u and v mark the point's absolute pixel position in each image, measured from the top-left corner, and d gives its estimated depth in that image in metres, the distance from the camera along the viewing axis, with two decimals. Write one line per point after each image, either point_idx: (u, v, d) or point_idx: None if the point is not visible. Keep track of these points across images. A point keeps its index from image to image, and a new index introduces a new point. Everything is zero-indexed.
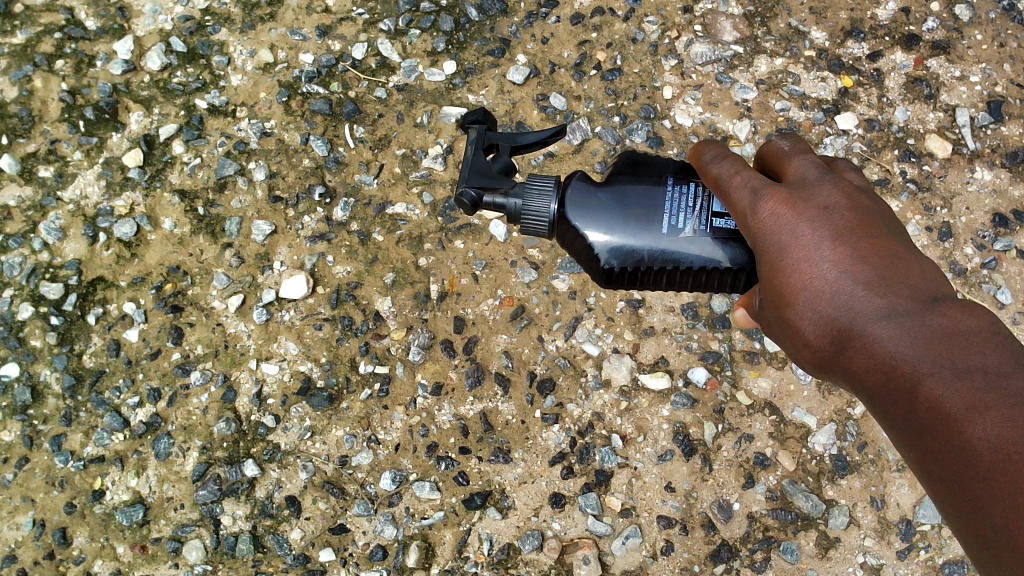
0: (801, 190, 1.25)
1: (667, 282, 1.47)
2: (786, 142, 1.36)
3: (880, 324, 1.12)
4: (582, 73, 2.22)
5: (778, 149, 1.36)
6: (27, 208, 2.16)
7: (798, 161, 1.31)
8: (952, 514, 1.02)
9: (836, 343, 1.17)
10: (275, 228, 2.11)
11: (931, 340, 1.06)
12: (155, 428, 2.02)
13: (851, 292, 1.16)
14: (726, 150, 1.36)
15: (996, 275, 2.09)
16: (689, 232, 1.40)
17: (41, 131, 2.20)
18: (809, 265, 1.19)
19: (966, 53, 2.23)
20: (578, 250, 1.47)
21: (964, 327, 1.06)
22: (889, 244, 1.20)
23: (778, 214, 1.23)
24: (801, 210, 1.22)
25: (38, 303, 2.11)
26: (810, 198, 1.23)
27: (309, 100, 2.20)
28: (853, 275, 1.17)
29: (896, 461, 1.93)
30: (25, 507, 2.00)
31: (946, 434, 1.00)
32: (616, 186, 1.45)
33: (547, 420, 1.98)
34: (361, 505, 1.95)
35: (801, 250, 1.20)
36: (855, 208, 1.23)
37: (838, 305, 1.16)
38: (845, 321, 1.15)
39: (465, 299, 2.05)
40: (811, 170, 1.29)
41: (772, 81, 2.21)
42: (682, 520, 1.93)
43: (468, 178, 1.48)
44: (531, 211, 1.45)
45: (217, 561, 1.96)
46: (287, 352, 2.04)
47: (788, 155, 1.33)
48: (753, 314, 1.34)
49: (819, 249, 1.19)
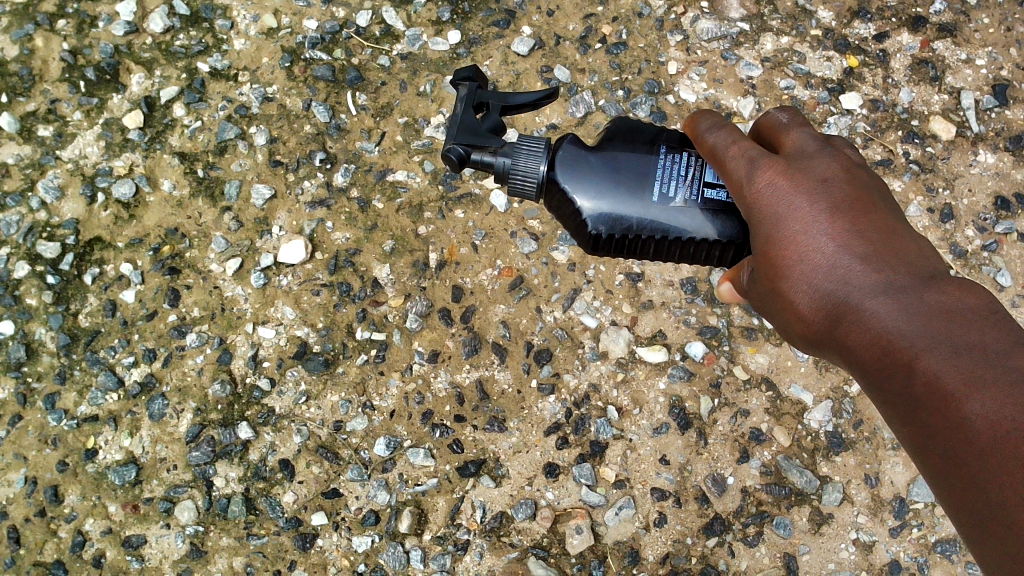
0: (799, 162, 1.24)
1: (654, 252, 1.46)
2: (784, 114, 1.34)
3: (876, 299, 1.11)
4: (587, 46, 2.20)
5: (775, 122, 1.34)
6: (26, 166, 2.15)
7: (797, 134, 1.30)
8: (944, 490, 1.01)
9: (831, 317, 1.16)
10: (275, 193, 2.10)
11: (928, 316, 1.06)
12: (149, 389, 2.01)
13: (848, 267, 1.15)
14: (722, 120, 1.33)
15: (996, 258, 2.08)
16: (679, 202, 1.39)
17: (42, 90, 2.18)
18: (806, 237, 1.18)
19: (972, 36, 2.22)
20: (567, 215, 1.46)
21: (961, 305, 1.06)
22: (887, 222, 1.20)
23: (776, 184, 1.22)
24: (798, 181, 1.21)
25: (35, 262, 2.09)
26: (808, 171, 1.23)
27: (312, 66, 2.19)
28: (851, 250, 1.16)
29: (891, 440, 1.94)
30: (18, 464, 2.00)
31: (942, 409, 0.99)
32: (608, 151, 1.43)
33: (543, 391, 1.98)
34: (354, 470, 1.95)
35: (799, 222, 1.19)
36: (854, 184, 1.22)
37: (835, 279, 1.15)
38: (840, 295, 1.14)
39: (464, 269, 2.04)
40: (809, 143, 1.28)
41: (777, 60, 2.20)
42: (676, 493, 1.92)
43: (456, 135, 1.41)
44: (520, 172, 1.41)
45: (209, 523, 1.95)
46: (284, 317, 2.03)
47: (785, 128, 1.32)
48: (741, 290, 1.33)
49: (816, 222, 1.18)
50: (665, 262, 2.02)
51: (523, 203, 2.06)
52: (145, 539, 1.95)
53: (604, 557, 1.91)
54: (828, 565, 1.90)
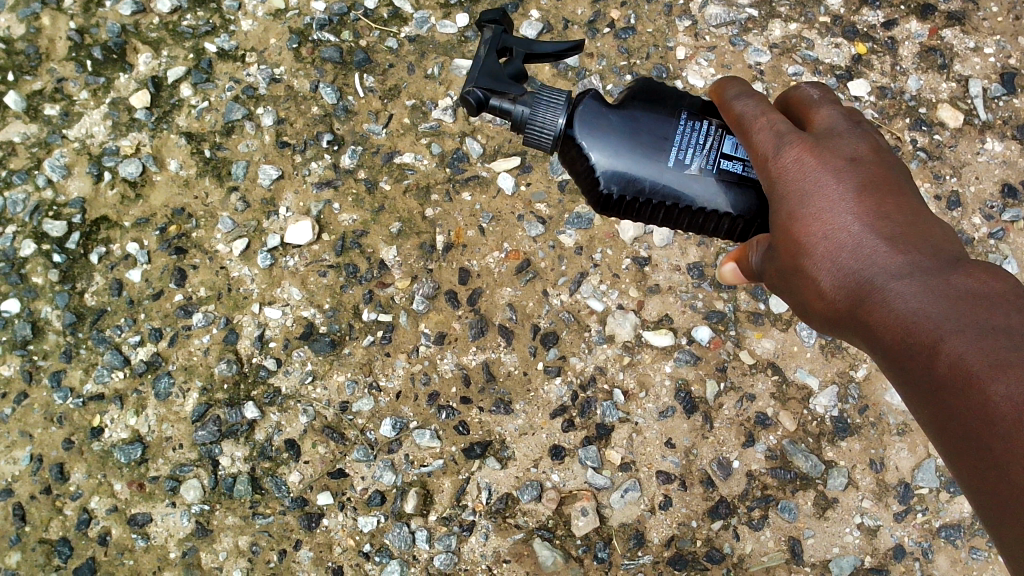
0: (828, 141, 1.24)
1: (662, 217, 1.46)
2: (815, 91, 1.34)
3: (900, 279, 1.11)
4: (595, 30, 2.19)
5: (806, 97, 1.34)
6: (31, 145, 2.14)
7: (826, 111, 1.30)
8: (960, 470, 1.02)
9: (852, 297, 1.16)
10: (282, 173, 2.10)
11: (953, 297, 1.06)
12: (155, 367, 2.01)
13: (872, 247, 1.15)
14: (752, 90, 1.33)
15: (1003, 246, 2.09)
16: (693, 170, 1.39)
17: (48, 69, 2.17)
18: (831, 215, 1.18)
19: (981, 24, 2.22)
20: (581, 171, 1.44)
21: (986, 288, 1.07)
22: (912, 205, 1.20)
23: (804, 161, 1.22)
24: (827, 161, 1.21)
25: (41, 240, 2.09)
26: (837, 149, 1.23)
27: (320, 48, 2.18)
28: (876, 230, 1.16)
29: (895, 425, 1.94)
30: (23, 441, 1.99)
31: (966, 388, 0.99)
32: (629, 110, 1.41)
33: (550, 372, 1.98)
34: (360, 451, 1.95)
35: (825, 201, 1.19)
36: (879, 164, 1.23)
37: (859, 258, 1.15)
38: (862, 275, 1.15)
39: (471, 251, 2.05)
40: (839, 122, 1.28)
41: (785, 46, 2.19)
42: (681, 476, 1.93)
43: (476, 77, 1.40)
44: (537, 122, 1.39)
45: (215, 501, 1.95)
46: (290, 298, 2.03)
47: (816, 104, 1.32)
48: (750, 269, 1.34)
49: (842, 201, 1.18)
50: (673, 247, 2.03)
51: (531, 186, 2.08)
52: (151, 518, 1.95)
53: (609, 539, 1.92)
54: (833, 549, 1.91)
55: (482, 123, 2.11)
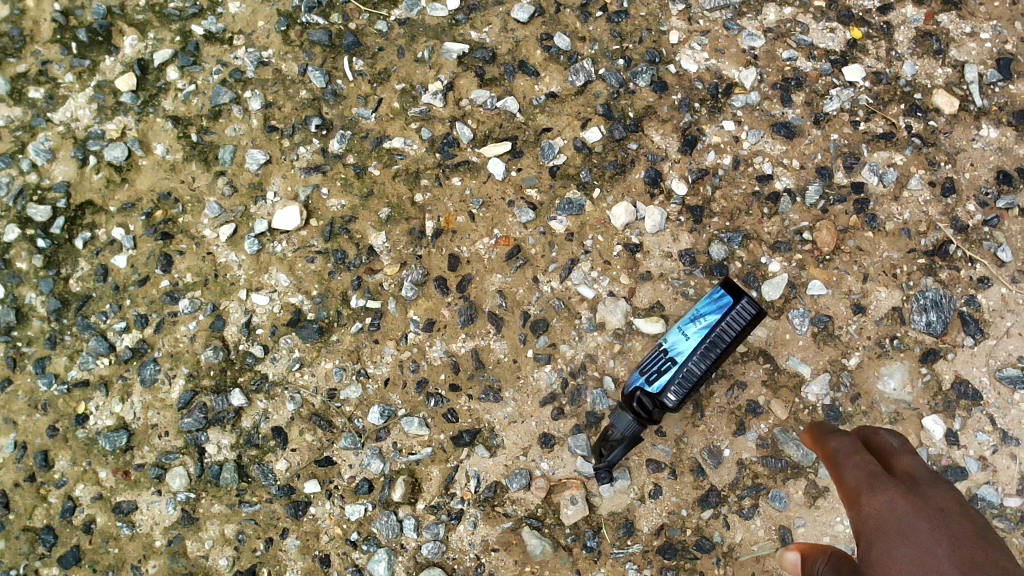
0: (903, 484, 1.20)
1: None
2: (899, 439, 1.33)
3: (909, 544, 1.09)
4: (587, 14, 2.13)
5: (889, 442, 1.33)
6: (16, 128, 2.10)
7: (905, 459, 1.27)
8: None
9: (874, 535, 1.14)
10: (270, 158, 2.07)
11: (933, 549, 1.07)
12: (141, 354, 1.99)
13: (897, 508, 1.15)
14: (856, 436, 1.36)
15: (997, 233, 2.03)
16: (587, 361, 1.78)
17: (33, 51, 2.13)
18: (875, 492, 1.19)
19: (977, 9, 2.14)
20: None
21: (941, 544, 1.07)
22: (971, 528, 1.11)
23: (860, 468, 1.25)
24: (899, 495, 1.17)
25: (25, 225, 2.06)
26: (918, 494, 1.17)
27: (308, 30, 2.13)
28: (918, 505, 1.14)
29: (887, 413, 1.93)
30: (8, 428, 1.97)
31: None
32: None
33: (539, 360, 1.96)
34: (348, 439, 1.93)
35: (871, 493, 1.19)
36: (973, 522, 1.12)
37: (884, 501, 1.16)
38: (886, 526, 1.13)
39: (461, 238, 2.03)
40: (920, 470, 1.24)
41: (780, 30, 2.13)
42: (671, 464, 1.91)
43: None
44: None
45: (201, 489, 1.93)
46: (278, 284, 2.01)
47: (897, 451, 1.30)
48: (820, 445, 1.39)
49: (894, 500, 1.16)
50: (665, 234, 2.03)
51: (521, 172, 2.06)
52: (135, 506, 1.94)
53: (598, 528, 1.91)
54: (824, 538, 1.89)
55: (473, 108, 2.09)
